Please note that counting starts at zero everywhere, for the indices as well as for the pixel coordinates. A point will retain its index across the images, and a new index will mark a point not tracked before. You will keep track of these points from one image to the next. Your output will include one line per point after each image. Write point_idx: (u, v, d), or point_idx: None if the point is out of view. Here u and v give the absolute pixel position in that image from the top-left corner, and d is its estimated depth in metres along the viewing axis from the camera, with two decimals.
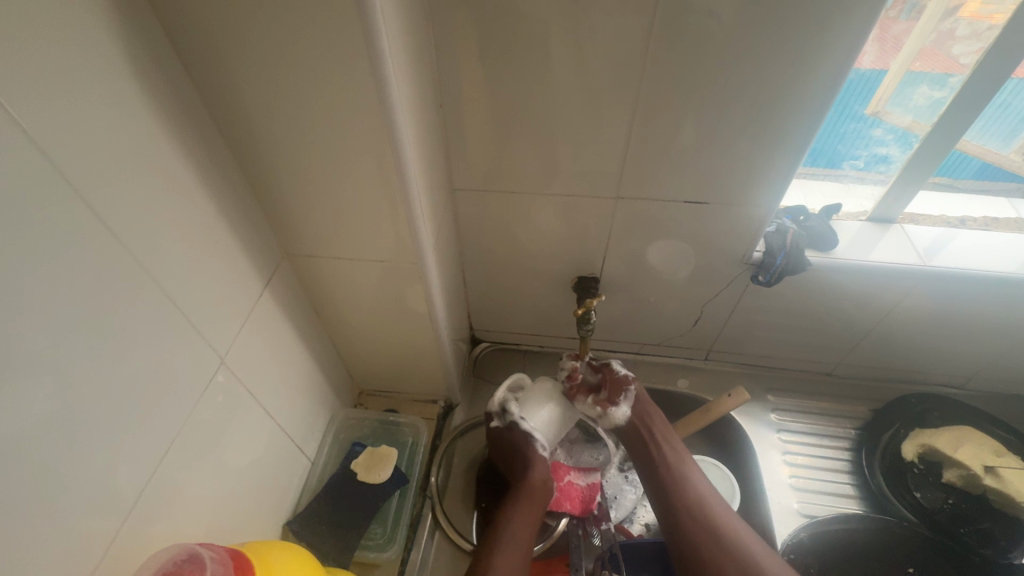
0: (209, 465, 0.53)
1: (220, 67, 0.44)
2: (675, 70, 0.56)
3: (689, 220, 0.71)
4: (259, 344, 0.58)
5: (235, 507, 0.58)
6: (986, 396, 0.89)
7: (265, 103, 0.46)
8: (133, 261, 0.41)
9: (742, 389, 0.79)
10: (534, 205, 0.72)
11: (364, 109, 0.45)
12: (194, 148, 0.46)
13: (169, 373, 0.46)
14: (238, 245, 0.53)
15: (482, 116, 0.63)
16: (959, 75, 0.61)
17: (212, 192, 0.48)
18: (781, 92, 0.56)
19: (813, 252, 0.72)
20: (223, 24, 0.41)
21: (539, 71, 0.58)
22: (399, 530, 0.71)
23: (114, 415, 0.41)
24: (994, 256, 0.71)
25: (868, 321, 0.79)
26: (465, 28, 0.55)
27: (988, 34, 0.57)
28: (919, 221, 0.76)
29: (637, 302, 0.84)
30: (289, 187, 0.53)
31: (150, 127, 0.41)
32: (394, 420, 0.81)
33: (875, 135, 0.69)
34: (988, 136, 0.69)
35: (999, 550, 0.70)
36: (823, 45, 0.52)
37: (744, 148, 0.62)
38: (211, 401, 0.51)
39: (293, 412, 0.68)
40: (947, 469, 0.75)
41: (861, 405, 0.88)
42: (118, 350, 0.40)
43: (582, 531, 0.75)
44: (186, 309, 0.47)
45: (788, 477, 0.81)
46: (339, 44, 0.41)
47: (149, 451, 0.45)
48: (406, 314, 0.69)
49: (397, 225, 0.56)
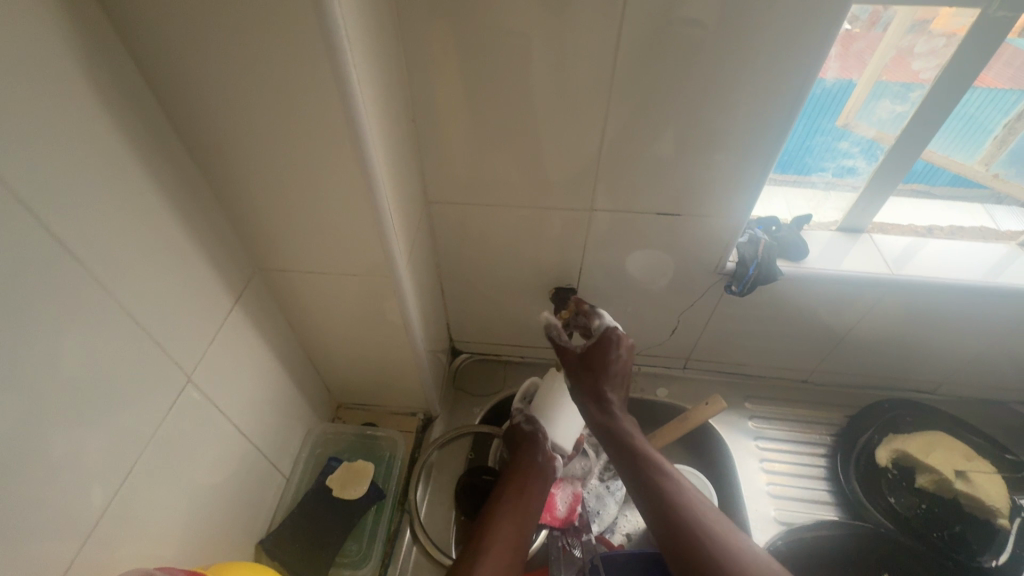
0: (178, 484, 0.52)
1: (185, 83, 0.44)
2: (642, 85, 0.57)
3: (664, 231, 0.71)
4: (230, 359, 0.57)
5: (206, 526, 0.57)
6: (957, 401, 0.90)
7: (232, 118, 0.46)
8: (93, 279, 0.40)
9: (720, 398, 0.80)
10: (509, 217, 0.72)
11: (333, 123, 0.45)
12: (157, 163, 0.45)
13: (133, 391, 0.45)
14: (206, 260, 0.52)
15: (456, 130, 0.64)
16: (920, 89, 0.62)
17: (178, 207, 0.48)
18: (746, 106, 0.57)
19: (784, 262, 0.73)
20: (187, 39, 0.41)
21: (510, 85, 0.59)
22: (375, 547, 0.70)
23: (74, 436, 0.40)
24: (961, 266, 0.73)
25: (841, 328, 0.81)
26: (435, 44, 0.56)
27: (946, 50, 0.59)
28: (887, 230, 0.78)
29: (615, 312, 0.85)
30: (259, 202, 0.53)
31: (110, 142, 0.40)
32: (372, 434, 0.80)
33: (841, 147, 0.70)
34: (954, 148, 0.71)
35: (972, 554, 0.70)
36: (783, 61, 0.53)
37: (714, 158, 0.62)
38: (179, 418, 0.51)
39: (267, 427, 0.67)
40: (920, 475, 0.76)
41: (836, 412, 0.89)
42: (78, 369, 0.40)
43: (565, 543, 0.74)
44: (150, 326, 0.46)
45: (765, 485, 0.81)
46: (304, 61, 0.42)
47: (111, 471, 0.44)
48: (382, 326, 0.69)
49: (370, 237, 0.56)
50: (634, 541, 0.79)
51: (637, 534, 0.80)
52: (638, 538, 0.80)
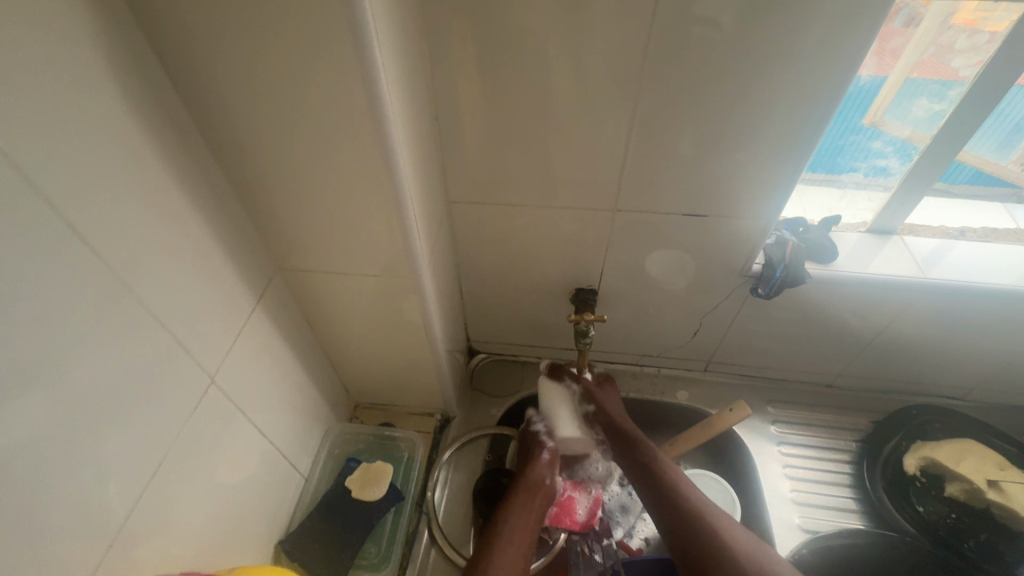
0: (200, 486, 0.52)
1: (210, 83, 0.43)
2: (671, 83, 0.55)
3: (689, 232, 0.70)
4: (250, 360, 0.57)
5: (227, 527, 0.57)
6: (988, 408, 0.88)
7: (258, 118, 0.45)
8: (117, 280, 0.40)
9: (744, 404, 0.78)
10: (531, 216, 0.71)
11: (358, 124, 0.45)
12: (182, 163, 0.45)
13: (157, 393, 0.45)
14: (228, 261, 0.52)
15: (479, 128, 0.62)
16: (959, 87, 0.60)
17: (202, 207, 0.48)
18: (779, 106, 0.56)
19: (813, 265, 0.71)
20: (212, 40, 0.40)
21: (535, 84, 0.57)
22: (394, 547, 0.70)
23: (101, 437, 0.40)
24: (997, 269, 0.71)
25: (869, 333, 0.78)
26: (460, 40, 0.55)
27: (988, 47, 0.57)
28: (918, 232, 0.76)
29: (635, 314, 0.84)
30: (282, 201, 0.52)
31: (135, 144, 0.40)
32: (390, 435, 0.80)
33: (873, 147, 0.69)
34: (985, 147, 0.69)
35: (1004, 567, 0.68)
36: (820, 59, 0.52)
37: (743, 158, 0.61)
38: (200, 420, 0.50)
39: (287, 428, 0.66)
40: (949, 484, 0.74)
41: (862, 418, 0.87)
42: (105, 370, 0.40)
43: (585, 547, 0.73)
44: (173, 328, 0.46)
45: (789, 491, 0.80)
46: (329, 60, 0.41)
47: (134, 475, 0.43)
48: (403, 326, 0.68)
49: (393, 238, 0.55)
50: (652, 546, 0.78)
51: (656, 539, 0.79)
52: (657, 543, 0.78)
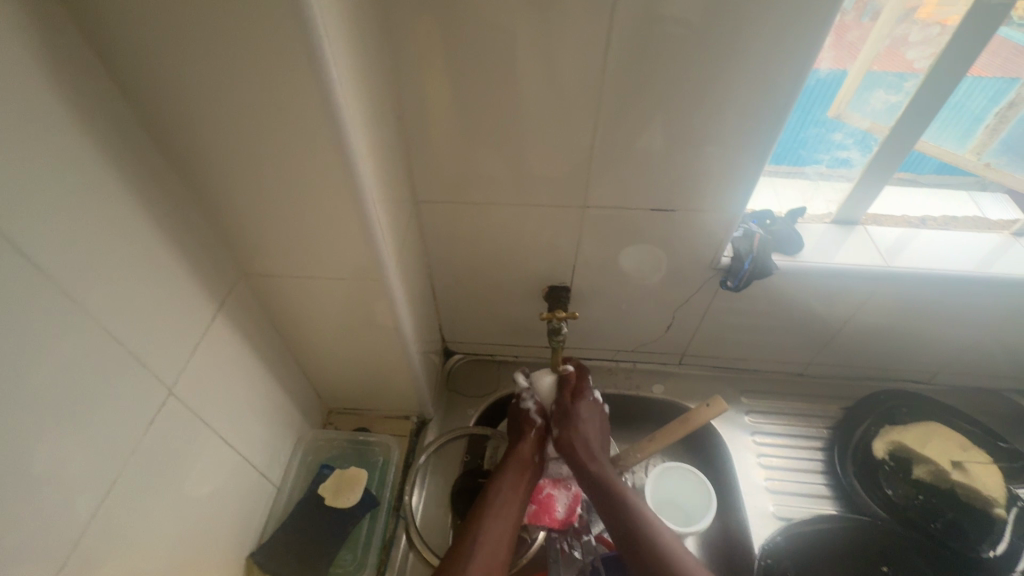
0: (163, 500, 0.50)
1: (156, 85, 0.41)
2: (633, 79, 0.55)
3: (659, 226, 0.70)
4: (214, 370, 0.55)
5: (194, 542, 0.55)
6: (952, 391, 0.91)
7: (209, 120, 0.44)
8: (60, 292, 0.38)
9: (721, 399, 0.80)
10: (500, 214, 0.71)
11: (314, 125, 0.44)
12: (131, 169, 0.43)
13: (108, 408, 0.43)
14: (185, 268, 0.50)
15: (444, 127, 0.62)
16: (913, 79, 0.61)
17: (154, 213, 0.46)
18: (740, 100, 0.56)
19: (780, 256, 0.72)
20: (156, 40, 0.39)
21: (498, 81, 0.57)
22: (370, 554, 0.69)
23: (48, 454, 0.38)
24: (955, 255, 0.73)
25: (837, 321, 0.80)
26: (419, 37, 0.54)
27: (941, 39, 0.58)
28: (881, 222, 0.77)
29: (609, 309, 0.84)
30: (240, 206, 0.51)
31: (79, 151, 0.38)
32: (365, 440, 0.79)
33: (835, 139, 0.70)
34: (945, 138, 0.71)
35: (969, 544, 0.70)
36: (777, 54, 0.52)
37: (708, 152, 0.61)
38: (160, 433, 0.49)
39: (255, 437, 0.65)
40: (917, 466, 0.76)
41: (832, 405, 0.89)
42: (50, 386, 0.38)
43: (565, 544, 0.74)
44: (126, 340, 0.44)
45: (764, 480, 0.81)
46: (280, 59, 0.39)
47: (88, 494, 0.42)
48: (373, 330, 0.67)
49: (357, 240, 0.54)
50: None
51: None
52: None
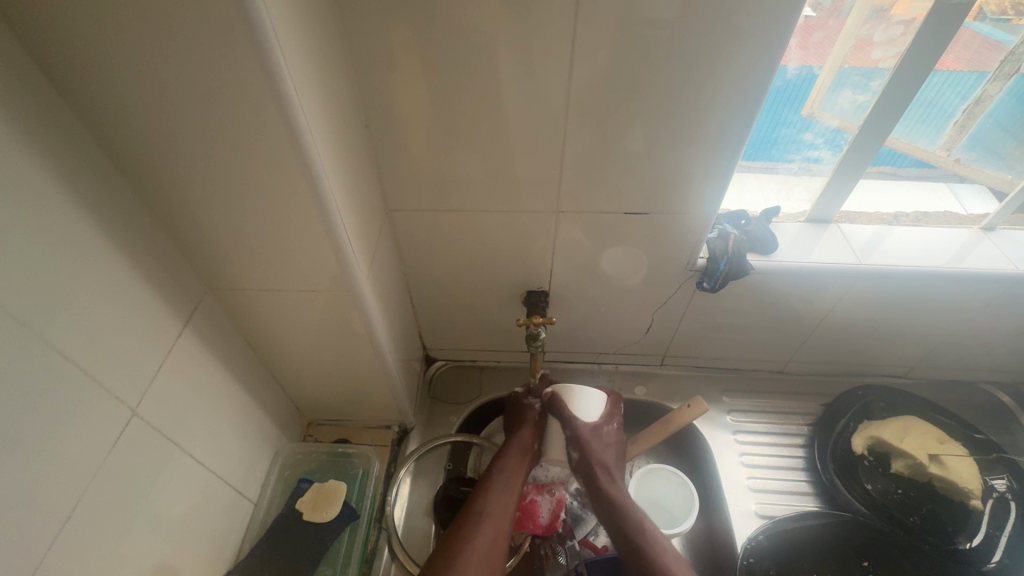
0: (132, 523, 0.49)
1: (106, 100, 0.40)
2: (600, 84, 0.55)
3: (634, 229, 0.70)
4: (182, 387, 0.54)
5: (167, 564, 0.54)
6: (929, 384, 0.92)
7: (164, 135, 0.43)
8: (9, 316, 0.36)
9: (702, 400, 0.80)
10: (474, 221, 0.70)
11: (274, 137, 0.43)
12: (84, 187, 0.42)
13: (67, 432, 0.42)
14: (147, 285, 0.49)
15: (412, 135, 0.61)
16: (880, 77, 0.62)
17: (111, 231, 0.45)
18: (707, 103, 0.56)
19: (755, 256, 0.73)
20: (104, 55, 0.38)
21: (465, 87, 0.56)
22: (351, 568, 0.68)
23: (2, 484, 0.37)
24: (927, 250, 0.74)
25: (813, 319, 0.81)
26: (383, 43, 0.53)
27: (904, 38, 0.58)
28: (855, 219, 0.78)
29: (588, 313, 0.84)
30: (202, 220, 0.50)
31: (27, 171, 0.37)
32: (344, 452, 0.78)
33: (806, 139, 0.70)
34: (917, 134, 0.71)
35: (948, 537, 0.72)
36: (741, 56, 0.53)
37: (680, 154, 0.61)
38: (126, 454, 0.48)
39: (230, 453, 0.64)
40: (895, 460, 0.77)
41: (812, 402, 0.90)
42: (2, 413, 0.36)
43: (548, 550, 0.74)
44: (84, 361, 0.43)
45: (746, 479, 0.81)
46: (234, 70, 0.39)
47: (47, 521, 0.40)
48: (348, 340, 0.66)
49: (326, 252, 0.53)
50: None
51: None
52: None
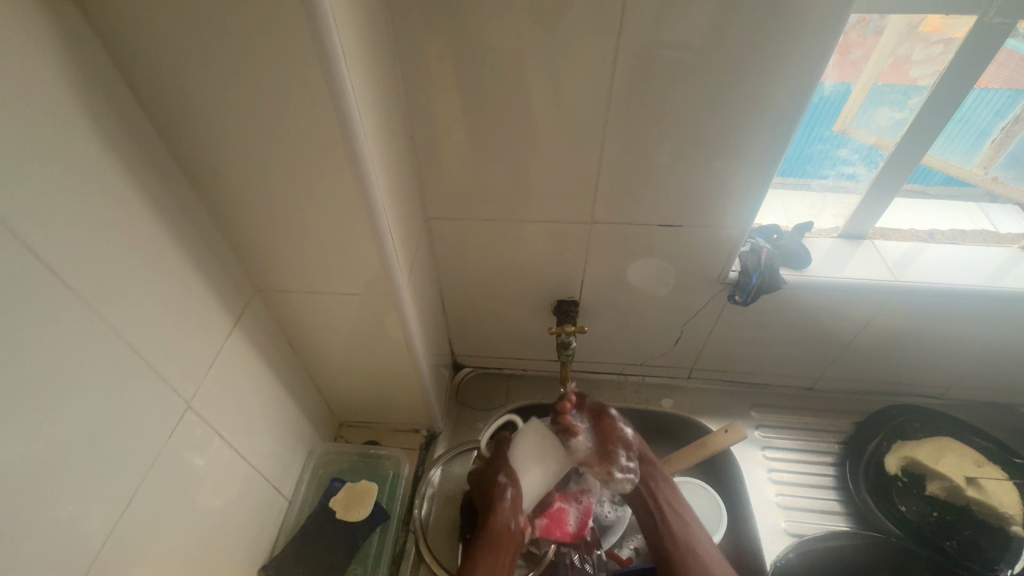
0: (180, 509, 0.51)
1: (180, 110, 0.43)
2: (640, 100, 0.57)
3: (668, 242, 0.71)
4: (229, 383, 0.57)
5: (208, 552, 0.55)
6: (966, 406, 0.90)
7: (229, 143, 0.46)
8: (85, 305, 0.39)
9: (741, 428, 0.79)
10: (509, 230, 0.72)
11: (330, 148, 0.45)
12: (153, 190, 0.45)
13: (132, 418, 0.44)
14: (203, 282, 0.52)
15: (455, 145, 0.63)
16: (918, 95, 0.62)
17: (174, 230, 0.47)
18: (745, 118, 0.57)
19: (787, 271, 0.73)
20: (182, 68, 0.41)
21: (507, 101, 0.58)
22: (381, 569, 0.69)
23: (71, 462, 0.39)
24: (965, 268, 0.73)
25: (846, 335, 0.80)
26: (433, 59, 0.56)
27: (944, 58, 0.59)
28: (889, 236, 0.77)
29: (618, 323, 0.84)
30: (257, 225, 0.53)
31: (104, 174, 0.40)
32: (375, 453, 0.80)
33: (841, 155, 0.70)
34: (953, 151, 0.70)
35: (987, 563, 0.70)
36: (781, 72, 0.53)
37: (716, 169, 0.62)
38: (179, 443, 0.50)
39: (268, 449, 0.66)
40: (930, 482, 0.76)
41: (844, 420, 0.88)
42: (75, 397, 0.39)
43: (575, 559, 0.74)
44: (146, 352, 0.45)
45: (775, 495, 0.81)
46: (301, 85, 0.41)
47: (109, 503, 0.43)
48: (384, 343, 0.68)
49: (370, 257, 0.55)
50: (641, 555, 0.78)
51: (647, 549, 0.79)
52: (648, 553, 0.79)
